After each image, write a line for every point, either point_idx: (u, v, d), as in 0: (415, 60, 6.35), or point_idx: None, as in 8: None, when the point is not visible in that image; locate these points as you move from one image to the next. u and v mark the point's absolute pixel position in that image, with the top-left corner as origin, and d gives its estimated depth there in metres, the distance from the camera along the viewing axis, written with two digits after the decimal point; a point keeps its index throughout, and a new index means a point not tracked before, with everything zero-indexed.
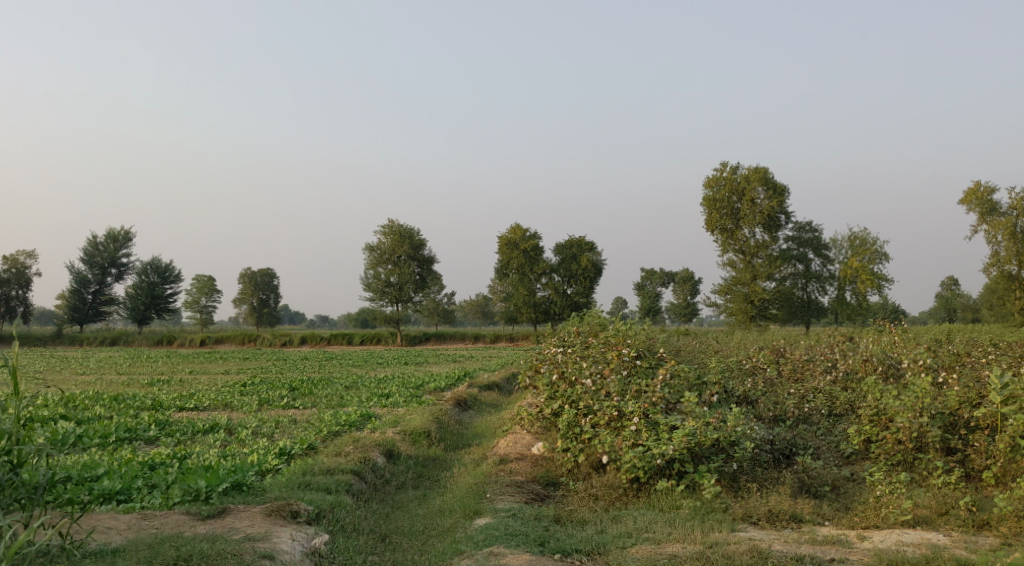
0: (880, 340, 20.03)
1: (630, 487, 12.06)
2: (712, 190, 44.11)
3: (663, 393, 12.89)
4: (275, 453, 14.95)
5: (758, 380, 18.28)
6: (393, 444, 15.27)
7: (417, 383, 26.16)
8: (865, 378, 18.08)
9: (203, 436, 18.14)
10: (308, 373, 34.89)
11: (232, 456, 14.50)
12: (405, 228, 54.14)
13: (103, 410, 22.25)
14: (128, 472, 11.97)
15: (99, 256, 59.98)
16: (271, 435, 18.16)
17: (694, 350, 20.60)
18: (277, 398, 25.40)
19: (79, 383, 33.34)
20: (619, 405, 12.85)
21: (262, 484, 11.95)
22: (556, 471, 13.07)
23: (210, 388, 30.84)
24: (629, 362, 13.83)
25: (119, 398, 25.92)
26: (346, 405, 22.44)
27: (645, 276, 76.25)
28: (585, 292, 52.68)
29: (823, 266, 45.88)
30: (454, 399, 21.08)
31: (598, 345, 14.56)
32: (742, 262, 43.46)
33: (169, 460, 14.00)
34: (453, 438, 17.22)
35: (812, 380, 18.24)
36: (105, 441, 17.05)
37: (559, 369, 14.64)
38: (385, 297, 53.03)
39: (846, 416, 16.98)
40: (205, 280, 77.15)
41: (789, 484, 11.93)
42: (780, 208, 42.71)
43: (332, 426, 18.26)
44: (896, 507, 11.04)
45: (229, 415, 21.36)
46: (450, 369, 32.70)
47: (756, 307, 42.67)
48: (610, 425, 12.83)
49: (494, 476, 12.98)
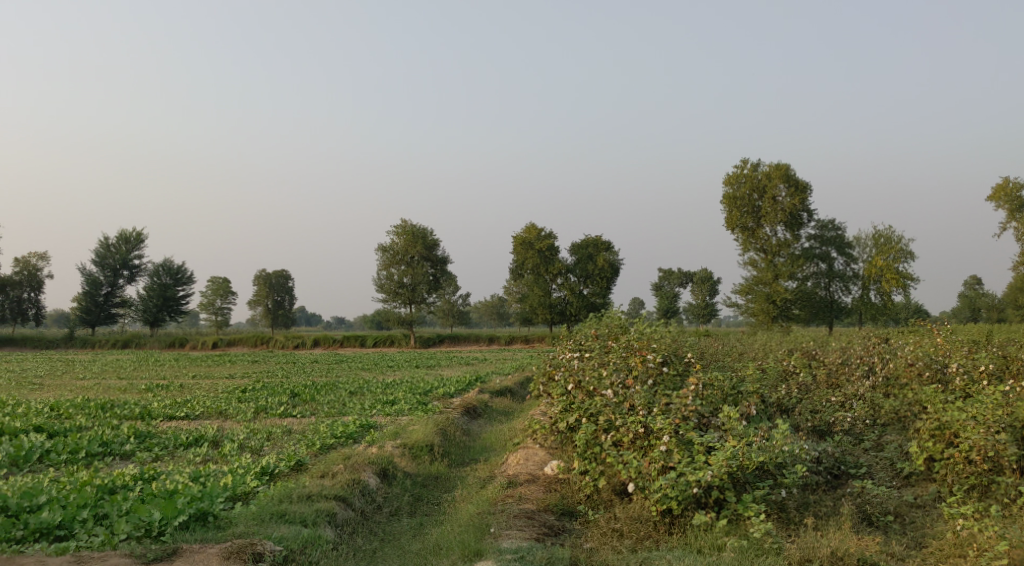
0: (921, 341, 18.22)
1: (660, 520, 10.29)
2: (732, 187, 42.21)
3: (696, 406, 11.15)
4: (256, 472, 13.26)
5: (792, 385, 16.39)
6: (389, 461, 13.51)
7: (426, 388, 24.43)
8: (911, 384, 16.17)
9: (184, 451, 16.43)
10: (315, 377, 33.16)
11: (207, 476, 12.82)
12: (419, 227, 52.44)
13: (85, 419, 20.56)
14: (74, 499, 10.33)
15: (111, 257, 58.49)
16: (260, 450, 16.46)
17: (719, 353, 18.80)
18: (276, 404, 23.75)
19: (75, 389, 31.74)
20: (646, 421, 11.04)
21: (229, 514, 10.28)
22: (573, 497, 11.31)
23: (209, 394, 29.19)
24: (655, 369, 12.12)
25: (107, 406, 24.27)
26: (347, 413, 20.75)
27: (663, 277, 74.42)
28: (601, 292, 50.80)
29: (846, 265, 43.93)
30: (463, 406, 19.37)
31: (620, 351, 12.81)
32: (763, 261, 41.58)
33: (132, 482, 12.32)
34: (459, 452, 15.51)
35: (853, 386, 16.31)
36: (74, 458, 15.51)
37: (576, 377, 12.83)
38: (398, 298, 51.40)
39: (893, 427, 15.19)
40: (220, 281, 75.67)
41: (848, 516, 10.17)
42: (802, 206, 40.73)
43: (327, 438, 16.58)
44: (987, 548, 9.31)
45: (219, 425, 19.61)
46: (463, 373, 30.92)
47: (778, 308, 40.69)
48: (636, 444, 11.04)
49: (500, 504, 11.19)
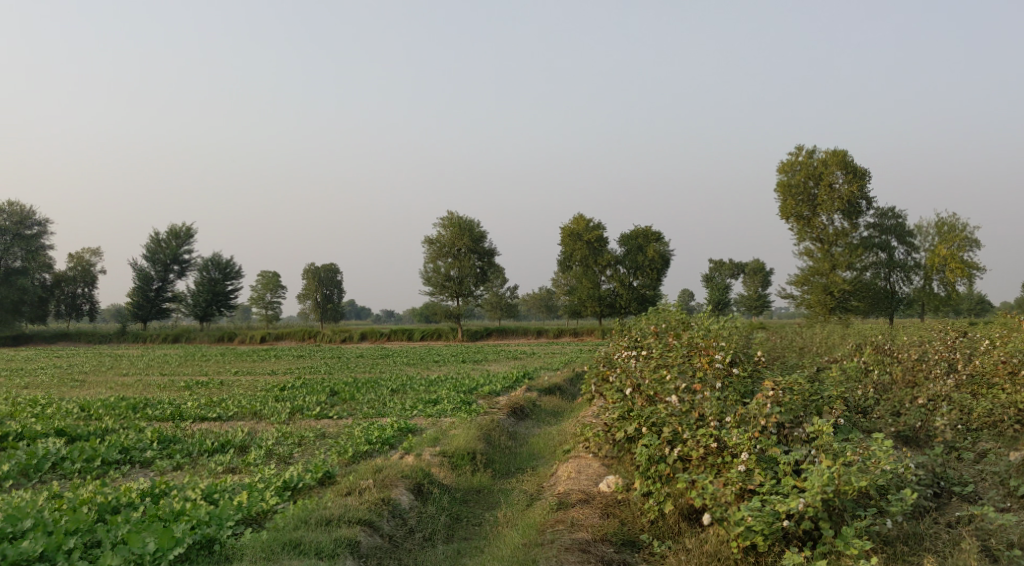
0: (1007, 336, 16.33)
1: (742, 558, 8.93)
2: (786, 175, 40.13)
3: (777, 415, 9.58)
4: (278, 487, 11.95)
5: (869, 384, 14.56)
6: (423, 474, 12.06)
7: (471, 386, 22.90)
8: (1002, 385, 14.28)
9: (208, 459, 15.09)
10: (358, 374, 31.76)
11: (223, 491, 11.49)
12: (466, 219, 51.14)
13: (113, 421, 19.33)
14: (63, 524, 9.22)
15: (162, 252, 57.87)
16: (289, 458, 15.10)
17: (782, 349, 17.10)
18: (314, 404, 22.38)
19: (113, 387, 30.68)
20: (719, 434, 9.57)
21: (238, 540, 9.41)
22: (634, 523, 9.87)
23: (247, 393, 27.93)
24: (723, 371, 10.54)
25: (140, 406, 23.10)
26: (385, 414, 19.35)
27: (714, 268, 72.23)
28: (652, 284, 49.05)
29: (907, 254, 41.78)
30: (510, 407, 17.88)
31: (683, 349, 11.23)
32: (820, 251, 39.43)
33: (138, 498, 11.04)
34: (504, 460, 14.01)
35: (935, 383, 14.41)
36: (89, 466, 14.29)
37: (634, 380, 11.21)
38: (445, 291, 50.06)
39: (986, 433, 13.39)
40: (270, 275, 75.05)
41: (970, 553, 8.67)
42: (861, 193, 38.60)
43: (362, 444, 15.23)
44: None
45: (251, 428, 18.32)
46: (510, 368, 29.30)
47: (836, 299, 38.52)
48: (709, 461, 9.57)
49: (549, 532, 9.78)
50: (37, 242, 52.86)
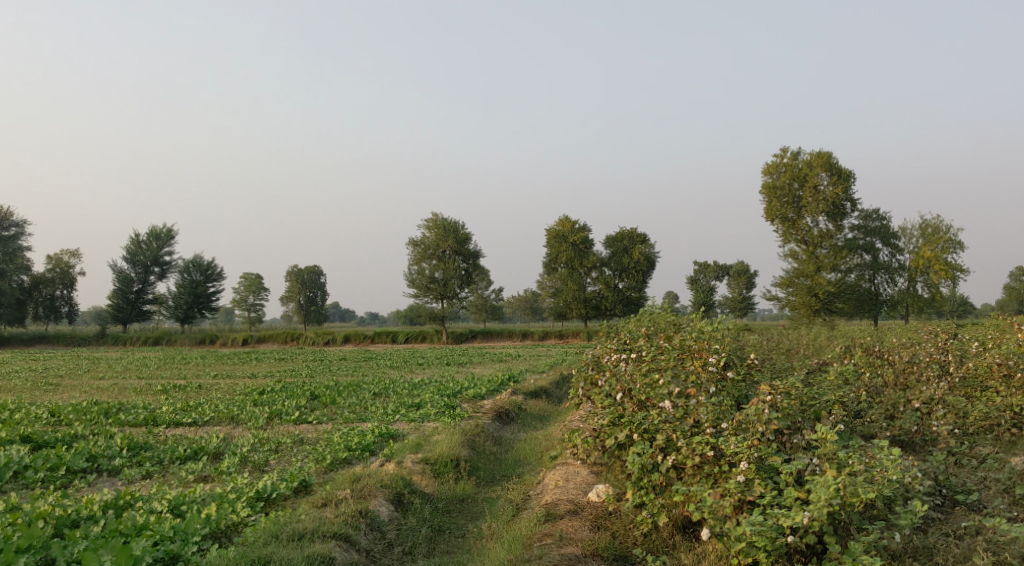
0: (1000, 337, 15.90)
1: None
2: (771, 176, 39.76)
3: (776, 421, 9.07)
4: (251, 497, 11.35)
5: (862, 386, 14.09)
6: (403, 483, 11.48)
7: (454, 389, 22.32)
8: (997, 386, 13.85)
9: (180, 467, 14.45)
10: (340, 378, 31.12)
11: (190, 501, 10.88)
12: (451, 221, 50.59)
13: (84, 426, 18.64)
14: (14, 541, 8.68)
15: (142, 254, 57.01)
16: (264, 466, 14.48)
17: (772, 352, 16.62)
18: (294, 408, 21.73)
19: (88, 391, 29.89)
20: (716, 442, 9.05)
21: (204, 558, 8.90)
22: (627, 537, 9.37)
23: (226, 396, 27.27)
24: (717, 375, 9.98)
25: (114, 410, 22.42)
26: (366, 418, 18.76)
27: (699, 269, 71.91)
28: (637, 286, 48.63)
29: (891, 256, 41.51)
30: (495, 411, 17.33)
31: (675, 351, 10.70)
32: (805, 253, 39.03)
33: (99, 509, 10.44)
34: (489, 468, 13.45)
35: (929, 385, 13.98)
36: (54, 475, 13.64)
37: (624, 384, 10.68)
38: (430, 293, 49.42)
39: (983, 437, 12.96)
40: (253, 278, 74.14)
41: None
42: (846, 195, 38.24)
43: (341, 451, 14.63)
44: None
45: (227, 434, 17.69)
46: (494, 371, 28.68)
47: (820, 301, 38.12)
48: (706, 470, 9.07)
49: (537, 547, 9.26)
50: (15, 243, 51.94)
